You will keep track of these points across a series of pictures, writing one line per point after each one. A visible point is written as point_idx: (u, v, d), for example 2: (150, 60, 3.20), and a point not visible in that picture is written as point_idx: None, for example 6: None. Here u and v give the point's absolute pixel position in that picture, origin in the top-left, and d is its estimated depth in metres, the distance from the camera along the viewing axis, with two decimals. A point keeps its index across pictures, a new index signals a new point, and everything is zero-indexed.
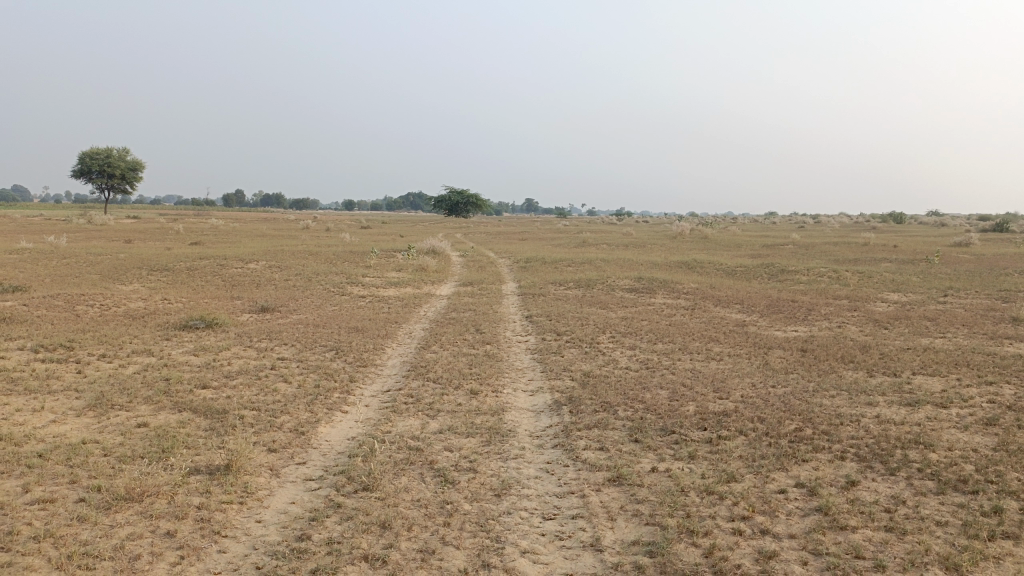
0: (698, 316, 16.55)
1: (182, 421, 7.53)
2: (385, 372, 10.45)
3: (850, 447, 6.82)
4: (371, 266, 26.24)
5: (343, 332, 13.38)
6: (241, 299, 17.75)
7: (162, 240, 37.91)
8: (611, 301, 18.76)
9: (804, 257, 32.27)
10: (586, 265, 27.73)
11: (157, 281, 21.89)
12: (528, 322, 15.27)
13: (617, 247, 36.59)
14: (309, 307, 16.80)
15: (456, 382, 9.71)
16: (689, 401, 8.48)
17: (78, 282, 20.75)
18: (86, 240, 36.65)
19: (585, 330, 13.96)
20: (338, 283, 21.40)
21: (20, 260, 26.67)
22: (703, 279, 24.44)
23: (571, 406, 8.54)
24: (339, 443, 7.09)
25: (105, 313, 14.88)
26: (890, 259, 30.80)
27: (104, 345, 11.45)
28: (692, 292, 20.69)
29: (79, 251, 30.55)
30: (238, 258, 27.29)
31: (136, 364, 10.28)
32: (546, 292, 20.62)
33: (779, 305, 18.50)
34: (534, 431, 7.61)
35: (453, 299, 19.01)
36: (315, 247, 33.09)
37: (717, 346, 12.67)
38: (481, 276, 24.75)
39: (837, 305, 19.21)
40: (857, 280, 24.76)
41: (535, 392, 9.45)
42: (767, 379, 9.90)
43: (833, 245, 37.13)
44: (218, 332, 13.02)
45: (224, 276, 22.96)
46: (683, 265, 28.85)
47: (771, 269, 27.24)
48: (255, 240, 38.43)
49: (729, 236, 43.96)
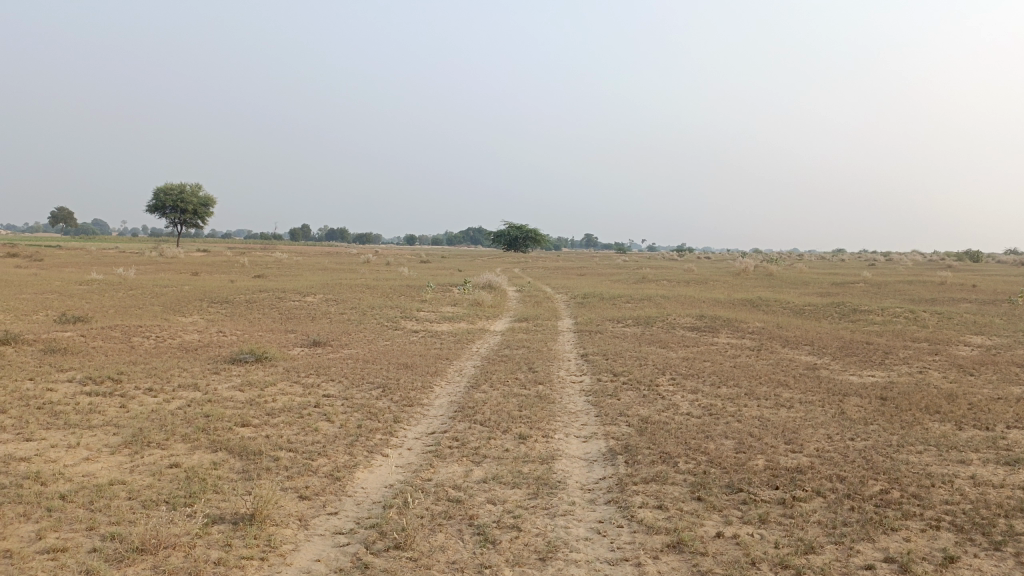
0: (764, 358, 15.64)
1: (215, 462, 7.20)
2: (432, 413, 9.98)
3: (946, 514, 6.00)
4: (427, 300, 26.07)
5: (391, 368, 13.00)
6: (294, 333, 17.64)
7: (227, 272, 38.70)
8: (672, 340, 17.97)
9: (876, 296, 30.79)
10: (645, 302, 26.98)
11: (215, 313, 22.09)
12: (583, 361, 14.65)
13: (678, 284, 35.75)
14: (361, 342, 16.54)
15: (504, 425, 9.16)
16: (757, 454, 7.76)
17: (141, 313, 21.07)
18: (155, 272, 37.72)
19: (644, 371, 13.26)
20: (392, 317, 21.18)
21: (90, 290, 27.43)
22: (769, 318, 23.44)
23: (626, 456, 7.90)
24: (375, 491, 6.62)
25: (160, 345, 14.90)
26: (970, 299, 29.13)
27: (152, 378, 11.33)
28: (757, 332, 19.73)
29: (147, 283, 31.32)
30: (296, 291, 27.46)
31: (180, 398, 10.08)
32: (604, 329, 20.01)
33: (852, 348, 17.43)
34: (586, 484, 7.01)
35: (507, 336, 18.54)
36: (374, 281, 33.15)
37: (786, 391, 11.82)
38: (537, 312, 24.27)
39: (916, 348, 18.02)
40: (935, 322, 23.35)
41: (588, 438, 8.84)
42: (843, 431, 9.06)
43: (907, 283, 35.48)
44: (267, 366, 12.82)
45: (282, 309, 23.05)
46: (747, 303, 27.80)
47: (841, 308, 25.99)
48: (315, 273, 38.92)
49: (794, 273, 42.48)
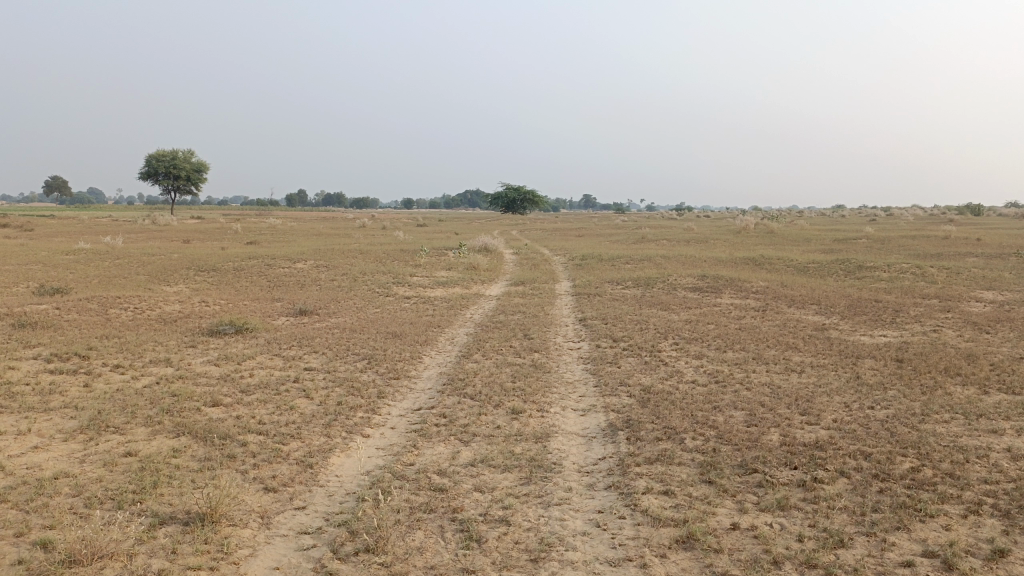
0: (770, 319, 14.96)
1: (176, 448, 6.55)
2: (420, 386, 9.33)
3: (987, 496, 5.35)
4: (421, 265, 25.32)
5: (378, 337, 12.33)
6: (281, 301, 16.93)
7: (218, 239, 37.83)
8: (674, 302, 17.27)
9: (880, 252, 30.01)
10: (645, 262, 26.23)
11: (202, 282, 21.34)
12: (582, 327, 13.97)
13: (678, 243, 34.97)
14: (350, 309, 15.85)
15: (496, 399, 8.51)
16: (771, 427, 7.11)
17: (124, 284, 20.32)
18: (145, 240, 36.83)
19: (645, 336, 12.59)
20: (384, 283, 20.46)
21: (76, 261, 26.64)
22: (773, 277, 22.70)
23: (628, 432, 7.23)
24: (351, 478, 5.97)
25: (138, 317, 14.18)
26: (976, 253, 28.41)
27: (122, 353, 10.64)
28: (762, 292, 19.01)
29: (135, 251, 30.50)
30: (286, 258, 26.69)
31: (149, 375, 9.40)
32: (603, 292, 19.33)
33: (861, 306, 16.76)
34: (584, 465, 6.35)
35: (502, 300, 17.85)
36: (367, 246, 32.34)
37: (796, 355, 11.16)
38: (534, 275, 23.54)
39: (926, 305, 17.33)
40: (944, 277, 22.63)
41: (587, 411, 8.20)
42: (862, 399, 8.42)
43: (911, 238, 34.72)
44: (248, 338, 12.13)
45: (271, 277, 22.32)
46: (750, 261, 27.00)
47: (847, 265, 25.24)
48: (308, 239, 38.12)
49: (796, 230, 41.64)
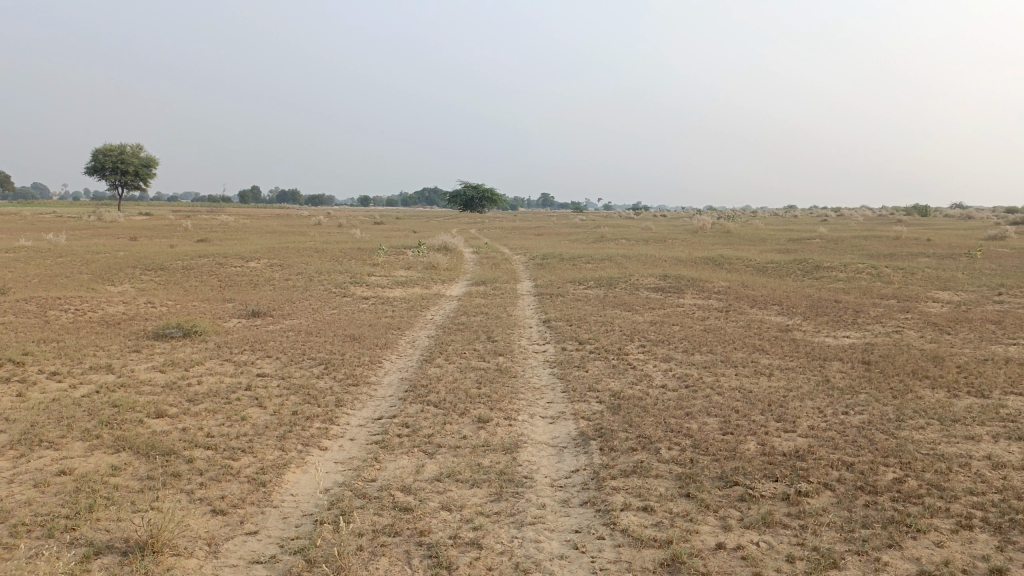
0: (734, 320, 14.84)
1: (115, 466, 6.03)
2: (380, 393, 8.89)
3: (975, 508, 5.17)
4: (379, 264, 24.76)
5: (336, 341, 11.84)
6: (233, 302, 16.26)
7: (167, 237, 36.59)
8: (637, 302, 17.07)
9: (835, 252, 30.32)
10: (606, 262, 26.05)
11: (149, 282, 20.48)
12: (546, 328, 13.64)
13: (638, 242, 34.97)
14: (305, 311, 15.29)
15: (460, 407, 8.13)
16: (747, 435, 6.87)
17: (66, 283, 19.37)
18: (89, 238, 35.39)
19: (611, 338, 12.32)
20: (341, 283, 19.89)
21: (16, 259, 25.43)
22: (734, 277, 22.74)
23: (600, 442, 6.93)
24: (308, 497, 5.55)
25: (79, 320, 13.42)
26: (928, 254, 28.88)
27: (61, 360, 9.97)
28: (724, 292, 18.94)
29: (79, 249, 29.27)
30: (239, 256, 25.84)
31: (89, 384, 8.79)
32: (565, 292, 19.05)
33: (822, 307, 16.77)
34: (557, 479, 6.02)
35: (464, 301, 17.45)
36: (323, 244, 31.62)
37: (764, 358, 11.01)
38: (494, 274, 23.18)
39: (886, 306, 17.45)
40: (900, 277, 22.92)
41: (555, 419, 7.87)
42: (835, 404, 8.25)
43: (863, 238, 35.28)
44: (197, 342, 11.53)
45: (222, 276, 21.54)
46: (709, 261, 27.02)
47: (805, 265, 25.40)
48: (262, 237, 37.19)
49: (752, 230, 42.03)
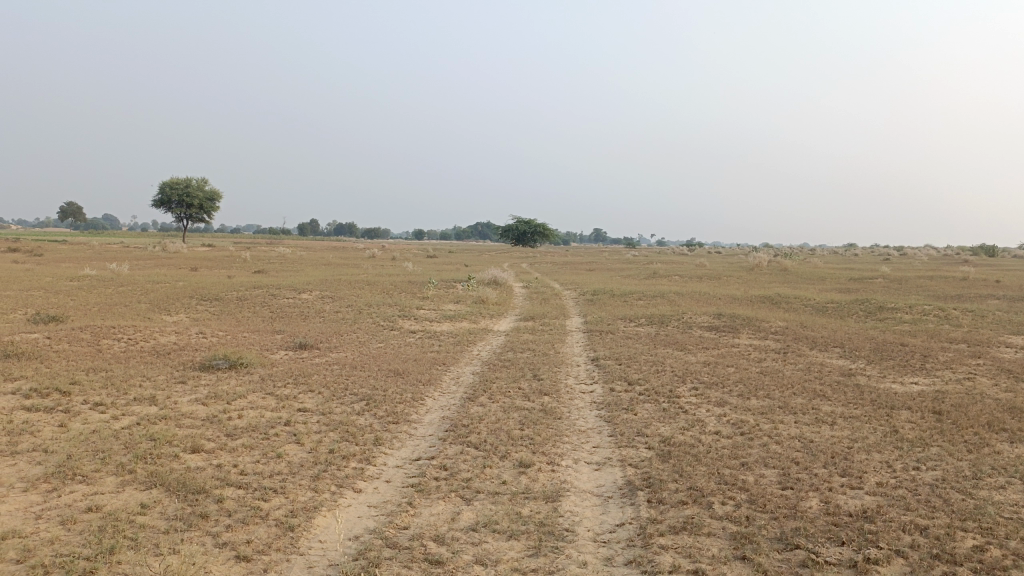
0: (792, 362, 14.20)
1: (144, 504, 5.86)
2: (420, 432, 8.62)
3: None
4: (429, 297, 24.71)
5: (380, 376, 11.65)
6: (281, 334, 16.29)
7: (225, 268, 37.37)
8: (690, 342, 16.52)
9: (898, 292, 29.20)
10: (658, 299, 25.51)
11: (203, 312, 20.76)
12: (594, 367, 13.23)
13: (691, 279, 34.31)
14: (352, 344, 15.20)
15: (501, 450, 7.79)
16: (809, 492, 6.37)
17: (124, 312, 19.75)
18: (151, 268, 36.35)
19: (662, 379, 11.83)
20: (389, 316, 19.83)
21: (80, 287, 26.18)
22: (792, 317, 21.97)
23: (648, 493, 6.51)
24: (336, 545, 5.28)
25: (130, 349, 13.54)
26: (998, 296, 27.58)
27: (107, 390, 9.99)
28: (782, 332, 18.26)
29: (140, 279, 30.03)
30: (292, 288, 26.11)
31: (131, 415, 8.74)
32: (615, 329, 18.62)
33: (887, 350, 15.97)
34: (600, 534, 5.62)
35: (512, 336, 17.15)
36: (374, 277, 31.83)
37: (825, 404, 10.39)
38: (544, 310, 22.88)
39: (955, 350, 16.53)
40: (969, 320, 21.81)
41: (601, 466, 7.47)
42: (904, 458, 7.65)
43: (928, 279, 33.96)
44: (241, 374, 11.49)
45: (274, 307, 21.74)
46: (765, 300, 26.24)
47: (866, 306, 24.43)
48: (316, 269, 37.70)
49: (810, 268, 40.94)
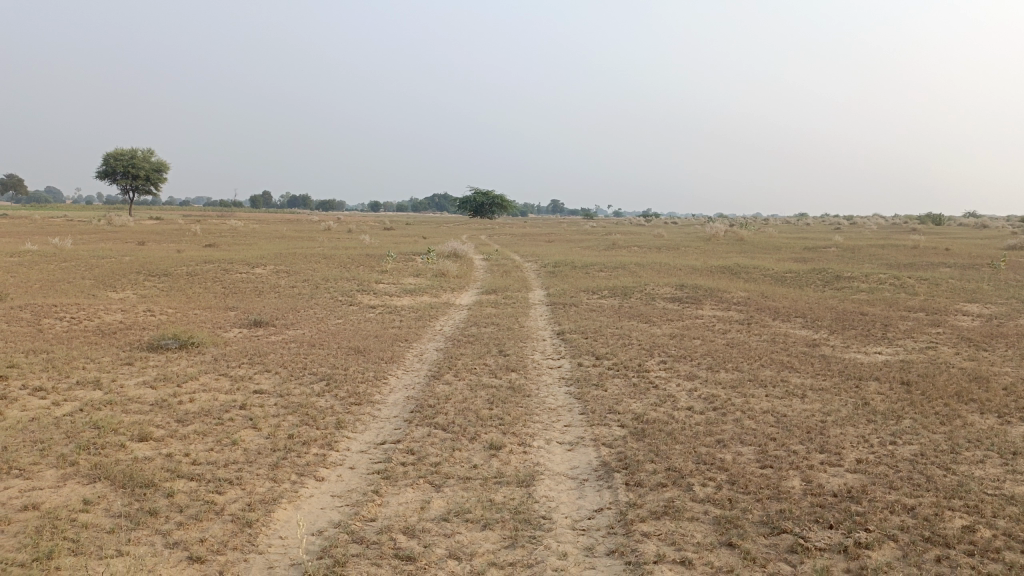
0: (757, 334, 14.14)
1: (87, 500, 5.40)
2: (384, 414, 8.25)
3: None
4: (387, 271, 24.17)
5: (339, 354, 11.20)
6: (235, 311, 15.66)
7: (175, 242, 36.14)
8: (654, 313, 16.37)
9: (854, 261, 29.57)
10: (619, 270, 25.35)
11: (151, 288, 19.91)
12: (560, 341, 12.95)
13: (651, 250, 34.31)
14: (310, 320, 14.69)
15: (470, 431, 7.48)
16: (790, 470, 6.20)
17: (66, 289, 18.83)
18: (96, 242, 34.94)
19: (630, 353, 11.62)
20: (347, 291, 19.29)
21: (20, 263, 24.99)
22: (752, 287, 22.01)
23: (626, 475, 6.27)
24: (299, 542, 4.92)
25: (73, 329, 12.84)
26: (949, 264, 28.10)
27: (47, 373, 9.38)
28: (744, 303, 18.25)
29: (84, 253, 28.83)
30: (245, 262, 25.28)
31: (73, 402, 8.18)
32: (578, 301, 18.41)
33: (848, 320, 16.03)
34: (579, 520, 5.36)
35: (474, 310, 16.80)
36: (330, 250, 31.07)
37: (794, 377, 10.30)
38: (505, 282, 22.53)
39: (914, 319, 16.69)
40: (924, 288, 22.12)
41: (574, 446, 7.21)
42: (879, 432, 7.55)
43: (881, 247, 34.52)
44: (193, 354, 10.94)
45: (226, 283, 20.99)
46: (725, 270, 26.28)
47: (824, 275, 24.64)
48: (271, 242, 36.70)
49: (766, 238, 41.31)
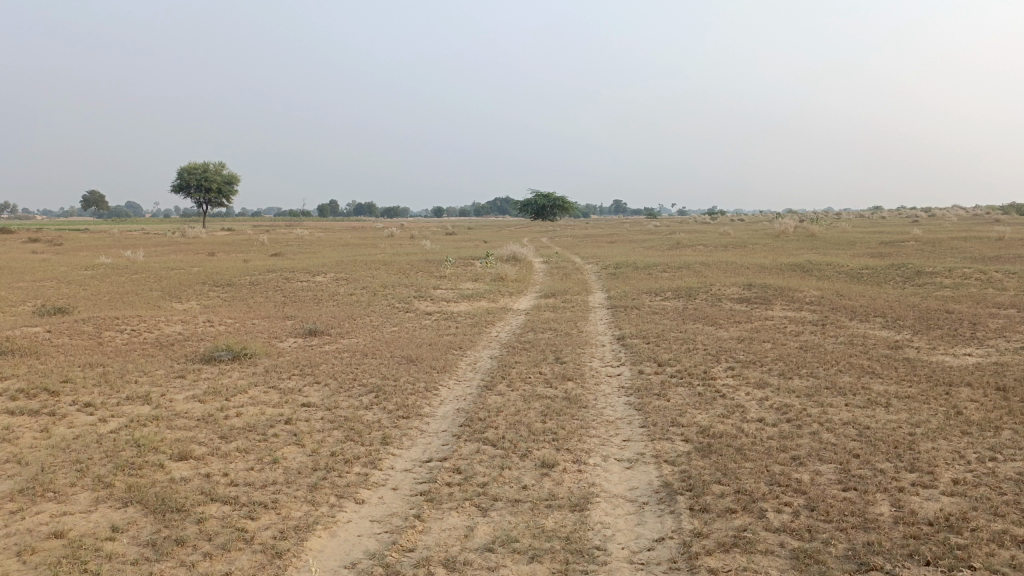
0: (833, 335, 13.25)
1: (115, 527, 5.15)
2: (432, 428, 7.85)
3: None
4: (446, 276, 23.94)
5: (391, 363, 10.89)
6: (292, 321, 15.58)
7: (243, 252, 36.82)
8: (720, 316, 15.61)
9: (934, 255, 27.94)
10: (684, 271, 24.52)
11: (215, 299, 20.12)
12: (620, 347, 12.36)
13: (716, 248, 33.26)
14: (365, 329, 14.47)
15: (522, 448, 7.01)
16: (877, 494, 5.52)
17: (133, 301, 19.16)
18: (167, 253, 35.87)
19: (695, 359, 10.97)
20: (405, 298, 19.09)
21: (95, 276, 25.71)
22: (826, 285, 20.89)
23: (690, 497, 5.71)
24: None
25: (133, 342, 12.89)
26: None
27: (100, 388, 9.33)
28: (817, 302, 17.28)
29: (155, 265, 29.53)
30: (306, 270, 25.44)
31: (119, 418, 8.05)
32: (640, 304, 17.75)
33: (932, 319, 14.92)
34: (636, 553, 4.83)
35: (532, 315, 16.36)
36: (391, 256, 31.09)
37: (876, 383, 9.47)
38: (565, 286, 21.98)
39: (1006, 316, 15.46)
40: (1015, 283, 20.63)
41: (633, 464, 6.66)
42: (978, 447, 6.74)
43: (963, 239, 32.62)
44: (244, 366, 10.80)
45: (287, 292, 21.06)
46: (796, 268, 25.13)
47: (903, 271, 23.28)
48: (334, 250, 37.04)
49: (838, 233, 39.65)
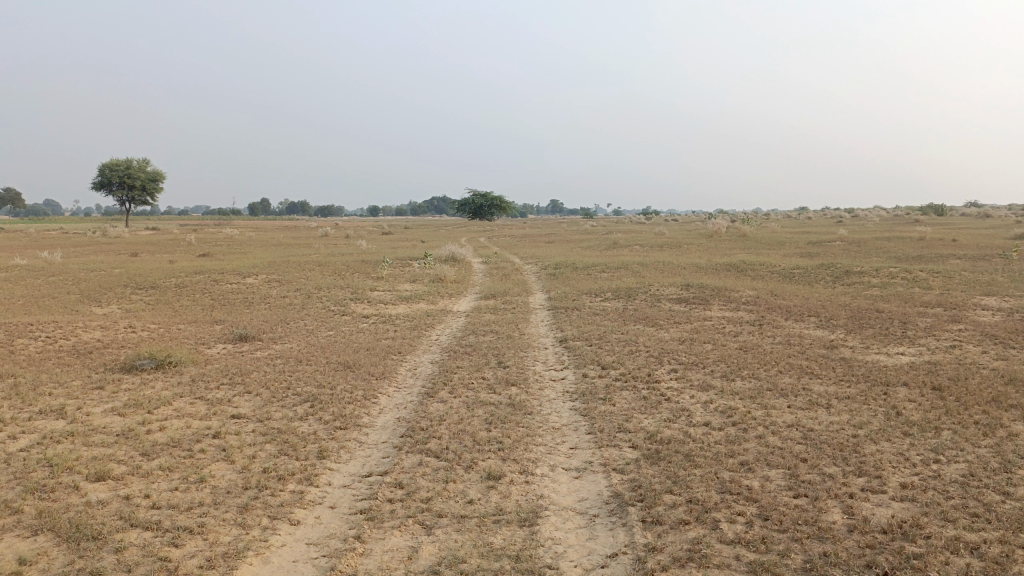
0: (771, 336, 13.38)
1: (21, 559, 4.67)
2: (370, 440, 7.50)
3: None
4: (383, 277, 23.42)
5: (328, 370, 10.46)
6: (221, 326, 14.90)
7: (169, 252, 35.37)
8: (660, 316, 15.62)
9: (861, 255, 28.79)
10: (622, 271, 24.60)
11: (138, 302, 19.16)
12: (563, 350, 12.20)
13: (653, 249, 33.56)
14: (299, 333, 13.93)
15: (466, 459, 6.74)
16: (828, 500, 5.45)
17: (49, 306, 18.07)
18: (87, 254, 34.18)
19: (638, 362, 10.89)
20: (340, 300, 18.55)
21: (7, 278, 24.22)
22: (760, 285, 21.22)
23: (643, 508, 5.54)
24: None
25: (47, 350, 12.07)
26: (959, 255, 27.34)
27: (8, 401, 8.65)
28: (753, 302, 17.50)
29: (74, 267, 28.06)
30: (237, 272, 24.53)
31: (29, 435, 7.43)
32: (581, 305, 17.66)
33: (864, 318, 15.24)
34: (590, 571, 4.62)
35: (472, 317, 16.06)
36: (326, 257, 30.29)
37: (817, 384, 9.54)
38: (504, 287, 21.74)
39: (932, 315, 15.92)
40: (937, 282, 21.35)
41: (582, 473, 6.47)
42: (920, 448, 6.78)
43: (887, 239, 33.75)
44: (170, 375, 10.20)
45: (216, 294, 20.22)
46: (731, 268, 25.51)
47: (833, 270, 23.86)
48: (265, 250, 35.94)
49: (768, 233, 40.56)
